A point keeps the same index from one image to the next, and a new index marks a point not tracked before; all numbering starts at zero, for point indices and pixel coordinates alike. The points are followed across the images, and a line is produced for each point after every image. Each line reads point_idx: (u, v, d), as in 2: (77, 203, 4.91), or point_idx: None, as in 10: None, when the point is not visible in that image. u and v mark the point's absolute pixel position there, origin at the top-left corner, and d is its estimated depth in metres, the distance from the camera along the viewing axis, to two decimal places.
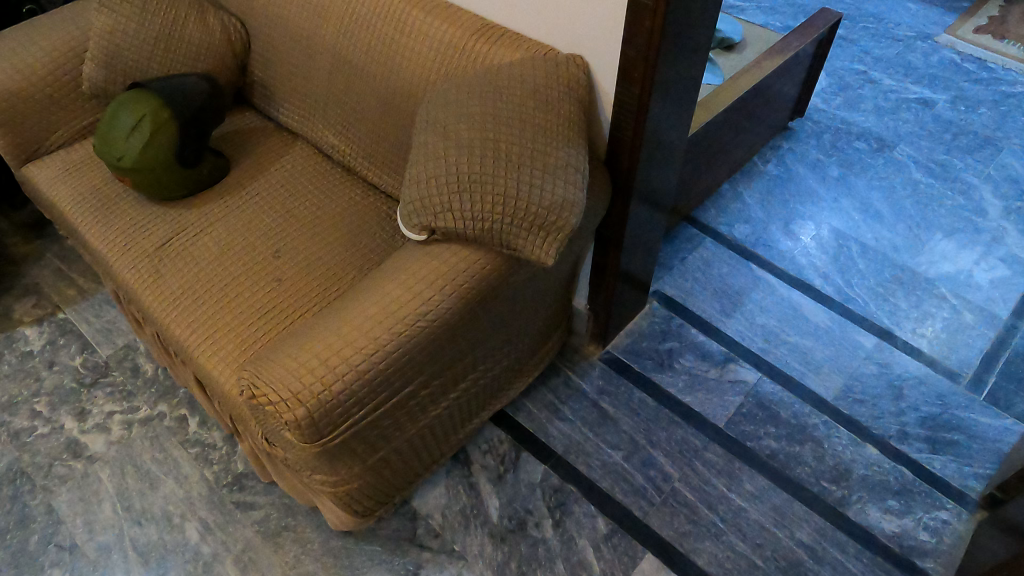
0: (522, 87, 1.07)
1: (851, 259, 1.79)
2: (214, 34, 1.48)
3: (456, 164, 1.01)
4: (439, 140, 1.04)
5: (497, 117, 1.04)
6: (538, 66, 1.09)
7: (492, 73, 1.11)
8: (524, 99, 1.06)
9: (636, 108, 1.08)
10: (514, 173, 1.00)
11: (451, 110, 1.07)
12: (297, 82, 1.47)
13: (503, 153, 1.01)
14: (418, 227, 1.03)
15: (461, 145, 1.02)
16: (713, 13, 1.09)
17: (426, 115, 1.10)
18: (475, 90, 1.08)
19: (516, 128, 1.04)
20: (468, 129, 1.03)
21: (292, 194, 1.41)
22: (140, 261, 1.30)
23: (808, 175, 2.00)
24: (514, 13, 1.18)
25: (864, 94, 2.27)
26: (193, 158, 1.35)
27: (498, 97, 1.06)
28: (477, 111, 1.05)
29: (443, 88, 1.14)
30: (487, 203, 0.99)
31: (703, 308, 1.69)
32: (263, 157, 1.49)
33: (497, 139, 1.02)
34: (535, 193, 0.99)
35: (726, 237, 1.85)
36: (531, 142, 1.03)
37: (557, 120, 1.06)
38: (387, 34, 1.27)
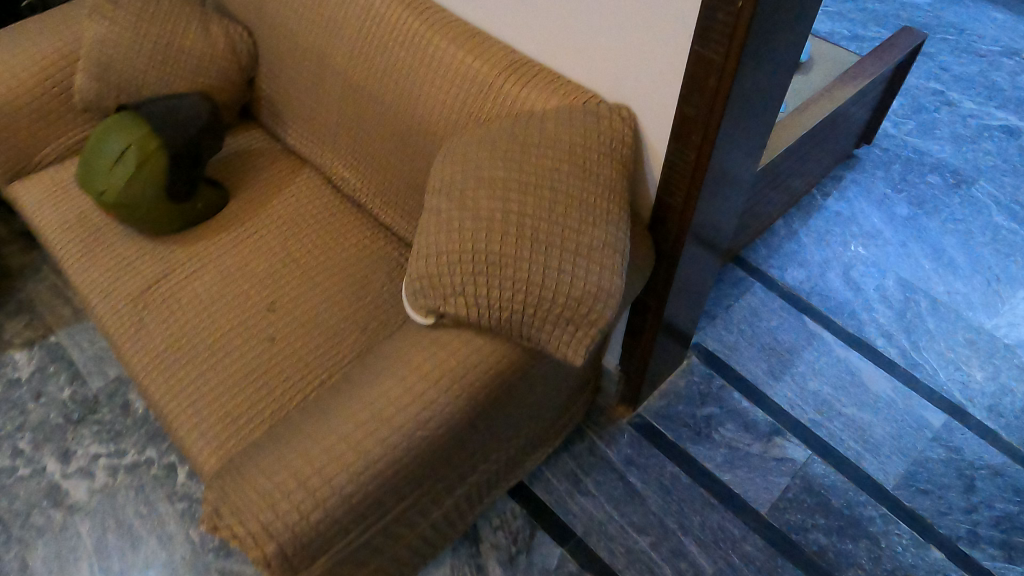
0: (556, 144, 0.90)
1: (920, 317, 1.59)
2: (217, 46, 1.33)
3: (471, 240, 0.85)
4: (454, 206, 0.88)
5: (525, 183, 0.87)
6: (575, 118, 0.92)
7: (522, 122, 0.94)
8: (558, 161, 0.89)
9: (692, 175, 0.91)
10: (540, 255, 0.83)
11: (471, 168, 0.90)
12: (308, 105, 1.32)
13: (530, 229, 0.85)
14: (426, 310, 0.87)
15: (479, 216, 0.86)
16: (790, 63, 0.90)
17: (439, 169, 0.94)
18: (501, 144, 0.91)
19: (546, 196, 0.87)
20: (489, 196, 0.87)
21: (294, 233, 1.26)
22: (122, 306, 1.18)
23: (873, 213, 1.79)
24: (552, 48, 1.00)
25: (940, 119, 2.03)
26: (187, 191, 1.21)
27: (527, 155, 0.89)
28: (501, 172, 0.88)
29: (464, 136, 0.98)
30: (506, 292, 0.83)
31: (749, 368, 1.51)
32: (265, 187, 1.33)
33: (522, 211, 0.85)
34: (564, 282, 0.83)
35: (778, 283, 1.66)
36: (563, 214, 0.86)
37: (595, 187, 0.88)
38: (405, 64, 1.11)
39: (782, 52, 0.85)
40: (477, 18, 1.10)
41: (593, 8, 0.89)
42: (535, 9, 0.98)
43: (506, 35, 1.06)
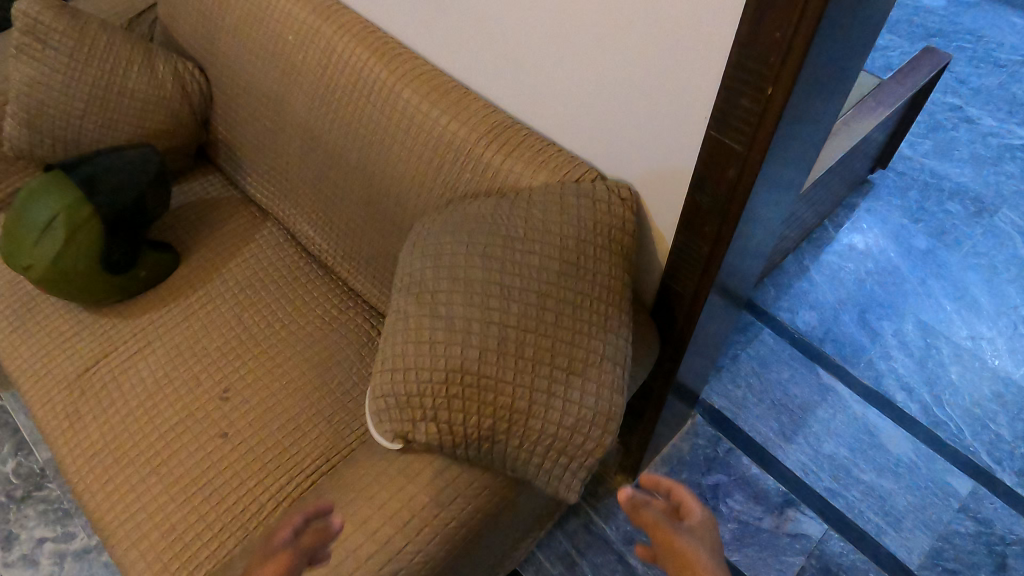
0: (545, 234, 0.76)
1: (942, 366, 1.47)
2: (164, 87, 1.18)
3: (444, 358, 0.71)
4: (426, 312, 0.74)
5: (508, 286, 0.73)
6: (569, 199, 0.78)
7: (505, 202, 0.79)
8: (547, 256, 0.75)
9: (704, 266, 0.78)
10: (527, 377, 0.70)
11: (445, 261, 0.76)
12: (268, 154, 1.17)
13: (514, 344, 0.71)
14: (391, 435, 0.74)
15: (454, 327, 0.72)
16: (820, 133, 0.76)
17: (407, 259, 0.79)
18: (479, 232, 0.76)
19: (533, 302, 0.73)
20: (466, 301, 0.73)
21: (251, 301, 1.12)
22: (58, 393, 1.04)
23: (889, 247, 1.66)
24: (542, 110, 0.86)
25: (958, 138, 1.89)
26: (126, 259, 1.07)
27: (511, 247, 0.75)
28: (480, 270, 0.74)
29: (438, 214, 0.84)
30: (487, 422, 0.70)
31: (758, 428, 1.39)
32: (221, 245, 1.19)
33: (505, 322, 0.72)
34: (556, 408, 0.70)
35: (788, 328, 1.53)
36: (553, 324, 0.72)
37: (592, 287, 0.75)
38: (373, 120, 0.97)
39: (811, 127, 0.71)
40: (455, 69, 0.96)
41: (591, 72, 0.75)
42: (521, 67, 0.85)
43: (487, 91, 0.93)
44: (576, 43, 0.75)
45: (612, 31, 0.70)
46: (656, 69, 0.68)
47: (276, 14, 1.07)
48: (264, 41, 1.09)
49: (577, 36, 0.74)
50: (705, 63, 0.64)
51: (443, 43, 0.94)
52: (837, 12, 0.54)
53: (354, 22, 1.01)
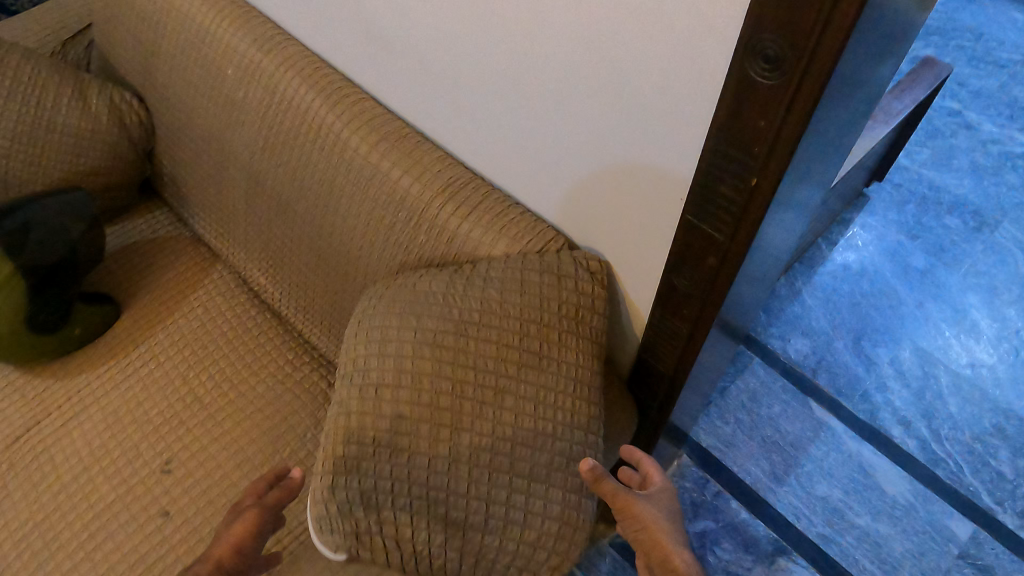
0: (504, 320, 0.67)
1: (940, 398, 1.39)
2: (99, 120, 1.08)
3: (390, 468, 0.62)
4: (367, 408, 0.64)
5: (462, 382, 0.65)
6: (531, 277, 0.69)
7: (460, 278, 0.70)
8: (507, 345, 0.66)
9: (685, 346, 0.69)
10: (485, 488, 0.63)
11: (390, 350, 0.67)
12: (215, 196, 1.08)
13: (470, 451, 0.63)
14: (336, 546, 0.63)
15: (403, 429, 0.63)
16: (813, 197, 0.68)
17: (349, 339, 0.70)
18: (429, 317, 0.68)
19: (489, 400, 0.65)
20: (415, 399, 0.64)
21: (198, 358, 1.03)
22: None
23: (885, 267, 1.58)
24: (504, 169, 0.78)
25: (957, 146, 1.80)
26: (55, 318, 0.98)
27: (465, 336, 0.67)
28: (430, 364, 0.65)
29: (386, 285, 0.75)
30: (441, 539, 0.63)
31: (748, 469, 1.31)
32: (165, 292, 1.09)
33: (459, 425, 0.63)
34: (518, 524, 0.63)
35: (779, 358, 1.46)
36: (516, 426, 0.64)
37: (558, 379, 0.67)
38: (320, 169, 0.88)
39: (803, 198, 0.63)
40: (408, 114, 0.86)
41: (556, 132, 0.67)
42: (478, 117, 0.75)
43: (444, 142, 0.84)
44: (538, 104, 0.66)
45: (577, 97, 0.61)
46: (628, 142, 0.60)
47: (215, 45, 0.97)
48: (204, 74, 0.99)
49: (538, 99, 0.65)
50: (682, 139, 0.55)
51: (393, 86, 0.85)
52: (833, 93, 0.46)
53: (299, 55, 0.91)
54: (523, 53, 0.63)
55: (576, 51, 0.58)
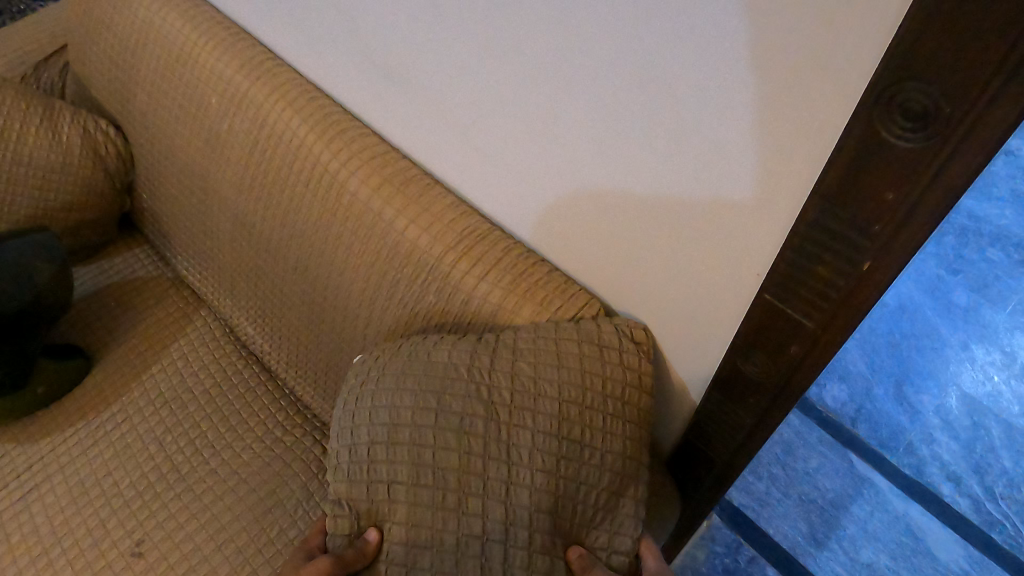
0: (542, 405, 0.57)
1: (992, 451, 1.28)
2: (73, 154, 0.97)
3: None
4: (381, 512, 0.55)
5: (493, 479, 0.55)
6: (569, 346, 0.60)
7: (486, 349, 0.60)
8: (544, 432, 0.56)
9: (752, 424, 0.60)
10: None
11: (401, 435, 0.56)
12: (198, 237, 0.98)
13: (502, 570, 0.54)
14: None
15: (420, 543, 0.54)
16: None
17: (344, 421, 0.59)
18: (451, 395, 0.57)
19: (525, 503, 0.54)
20: (434, 503, 0.54)
21: (179, 419, 0.91)
22: None
23: (925, 305, 1.47)
24: (524, 218, 0.68)
25: (996, 172, 1.69)
26: (15, 378, 0.86)
27: (496, 421, 0.56)
28: (454, 457, 0.55)
29: (392, 350, 0.64)
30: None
31: (785, 531, 1.19)
32: (143, 343, 0.98)
33: (488, 536, 0.54)
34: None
35: (814, 405, 1.34)
36: (551, 538, 0.55)
37: (602, 476, 0.57)
38: (314, 214, 0.77)
39: None
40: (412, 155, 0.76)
41: (597, 173, 0.56)
42: (496, 154, 0.64)
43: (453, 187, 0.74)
44: (575, 140, 0.55)
45: (628, 140, 0.51)
46: (689, 202, 0.50)
47: (198, 70, 0.87)
48: (187, 102, 0.89)
49: (577, 137, 0.55)
50: (766, 205, 0.45)
51: (398, 124, 0.75)
52: None
53: (290, 82, 0.81)
54: (561, 81, 0.52)
55: (631, 93, 0.48)
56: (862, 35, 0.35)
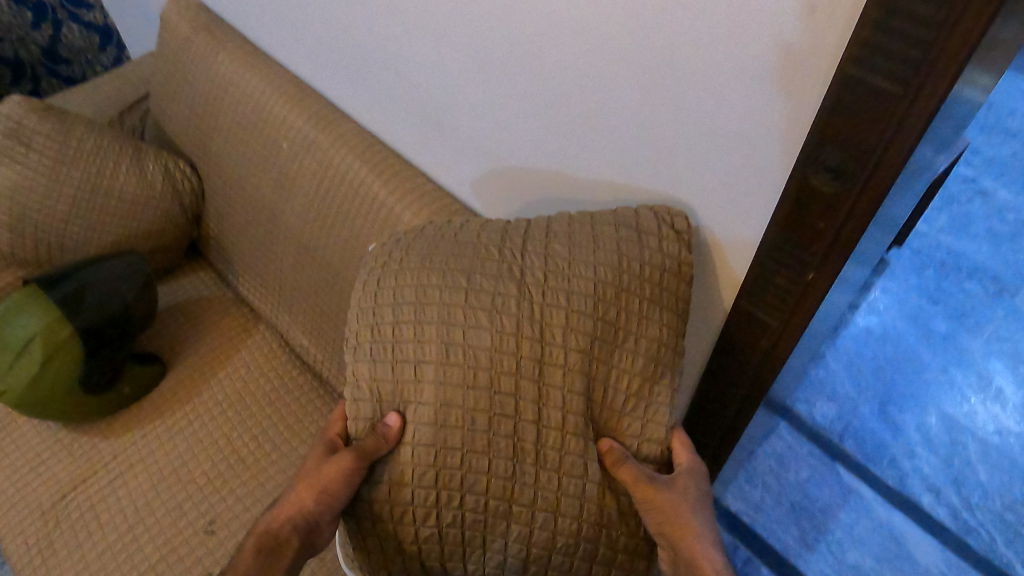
0: (573, 290, 0.63)
1: (968, 465, 1.39)
2: (154, 187, 1.12)
3: (438, 476, 0.62)
4: (414, 392, 0.63)
5: (527, 359, 0.62)
6: (606, 232, 0.65)
7: (517, 234, 0.67)
8: (578, 312, 0.62)
9: None
10: (552, 495, 0.63)
11: (432, 315, 0.63)
12: (260, 255, 1.12)
13: (535, 448, 0.63)
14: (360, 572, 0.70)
15: (453, 423, 0.62)
16: (850, 281, 0.73)
17: (365, 303, 0.66)
18: (485, 275, 0.64)
19: (558, 386, 0.63)
20: (472, 382, 0.62)
21: (245, 417, 1.05)
22: (31, 524, 0.97)
23: (908, 332, 1.60)
24: (552, 150, 0.72)
25: (974, 212, 1.84)
26: (108, 379, 1.02)
27: (531, 300, 0.63)
28: (486, 334, 0.62)
29: (418, 232, 0.71)
30: (494, 557, 0.65)
31: (778, 535, 1.30)
32: (211, 352, 1.13)
33: (522, 416, 0.62)
34: (578, 537, 0.64)
35: (805, 421, 1.46)
36: (585, 421, 0.63)
37: (635, 362, 0.64)
38: (371, 240, 0.92)
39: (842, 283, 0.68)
40: (450, 134, 0.84)
41: (638, 133, 0.62)
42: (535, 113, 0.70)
43: (484, 145, 0.81)
44: (618, 105, 0.61)
45: (670, 105, 0.57)
46: (718, 159, 0.57)
47: (272, 120, 1.02)
48: (259, 147, 1.05)
49: (623, 102, 0.61)
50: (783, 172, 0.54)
51: (438, 101, 0.82)
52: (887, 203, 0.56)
53: (352, 132, 0.96)
54: (614, 54, 0.58)
55: (678, 62, 0.54)
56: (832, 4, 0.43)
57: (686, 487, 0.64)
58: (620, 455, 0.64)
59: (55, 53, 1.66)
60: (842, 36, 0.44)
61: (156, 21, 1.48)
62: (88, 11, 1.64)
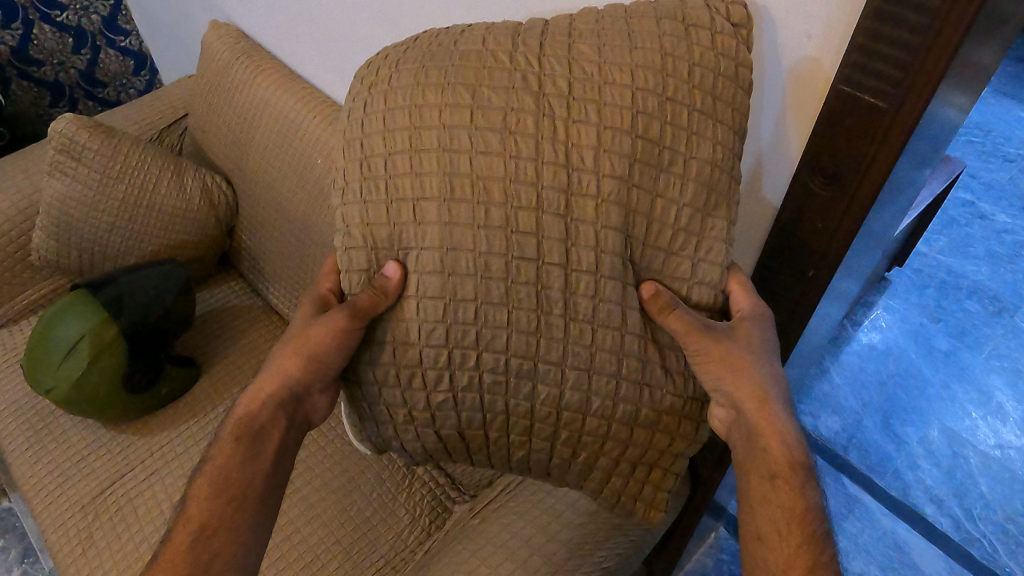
0: (605, 109, 0.59)
1: (970, 477, 1.43)
2: (193, 200, 1.19)
3: (449, 332, 0.63)
4: (416, 237, 0.62)
5: (556, 189, 0.60)
6: (644, 25, 0.60)
7: (526, 44, 0.62)
8: (613, 130, 0.59)
9: None
10: (585, 352, 0.63)
11: (433, 143, 0.61)
12: (290, 259, 1.17)
13: (563, 298, 0.62)
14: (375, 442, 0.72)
15: (463, 270, 0.62)
16: (848, 288, 0.79)
17: (351, 150, 0.64)
18: (497, 87, 0.61)
19: (592, 220, 0.61)
20: (486, 220, 0.61)
21: None
22: (71, 516, 1.02)
23: (910, 348, 1.65)
24: None
25: (974, 234, 1.89)
26: (147, 379, 1.08)
27: (554, 119, 0.60)
28: (496, 163, 0.60)
29: (406, 45, 0.66)
30: (519, 421, 0.67)
31: None
32: (243, 358, 1.19)
33: (546, 259, 0.61)
34: (615, 398, 0.65)
35: (811, 433, 1.50)
36: (621, 262, 0.62)
37: (680, 208, 0.61)
38: None
39: (841, 287, 0.74)
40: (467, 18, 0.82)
41: None
42: None
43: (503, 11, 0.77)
44: None
45: None
46: None
47: (307, 136, 1.09)
48: (293, 161, 1.11)
49: None
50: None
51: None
52: (879, 211, 0.62)
53: None
54: None
55: None
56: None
57: (750, 332, 0.63)
58: (665, 297, 0.62)
59: (92, 76, 1.72)
60: (853, 16, 0.51)
61: (190, 46, 1.56)
62: (123, 37, 1.71)
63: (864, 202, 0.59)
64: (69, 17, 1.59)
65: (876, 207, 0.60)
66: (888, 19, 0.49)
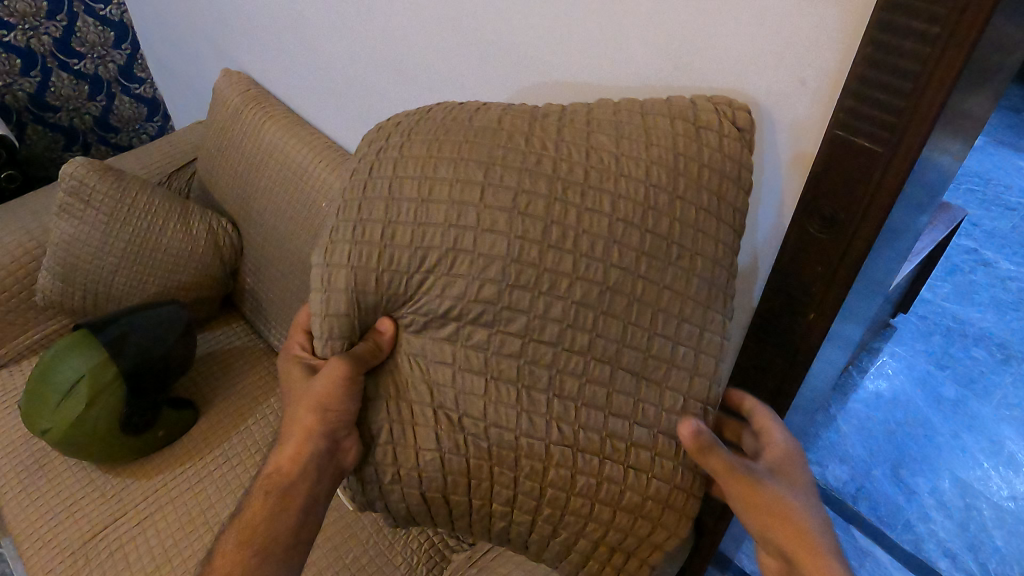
0: (615, 177, 0.60)
1: (985, 531, 1.39)
2: (197, 243, 1.20)
3: (432, 391, 0.65)
4: (409, 304, 0.64)
5: (555, 269, 0.60)
6: (633, 118, 0.62)
7: (522, 113, 0.64)
8: (622, 221, 0.60)
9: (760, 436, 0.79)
10: (568, 428, 0.63)
11: (425, 199, 0.61)
12: (292, 310, 1.18)
13: (548, 376, 0.63)
14: (361, 506, 0.70)
15: (452, 334, 0.64)
16: (849, 335, 0.78)
17: (349, 209, 0.63)
18: (501, 164, 0.61)
19: (589, 302, 0.61)
20: (481, 274, 0.61)
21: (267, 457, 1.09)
22: (61, 560, 1.00)
23: (917, 397, 1.62)
24: (571, 72, 0.72)
25: (977, 282, 1.89)
26: (145, 421, 1.07)
27: (564, 203, 0.60)
28: (490, 218, 0.60)
29: (418, 114, 0.66)
30: (502, 493, 0.66)
31: None
32: (242, 403, 1.18)
33: (541, 335, 0.62)
34: (601, 476, 0.64)
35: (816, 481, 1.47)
36: (615, 343, 0.61)
37: (679, 264, 0.61)
38: None
39: (840, 334, 0.74)
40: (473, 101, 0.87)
41: (677, 46, 0.62)
42: (551, 45, 0.72)
43: (504, 92, 0.82)
44: (660, 35, 0.62)
45: (717, 26, 0.58)
46: (763, 76, 0.58)
47: (313, 179, 1.11)
48: (297, 204, 1.12)
49: (671, 31, 0.61)
50: (827, 84, 0.54)
51: (475, 71, 0.84)
52: (871, 264, 0.63)
53: None
54: None
55: None
56: (824, 64, 0.54)
57: None
58: (707, 437, 0.60)
59: (105, 122, 1.76)
60: (835, 88, 0.54)
61: (202, 94, 1.60)
62: (138, 85, 1.76)
63: (861, 247, 0.59)
64: (86, 65, 1.65)
65: (867, 259, 0.60)
66: (879, 67, 0.50)
